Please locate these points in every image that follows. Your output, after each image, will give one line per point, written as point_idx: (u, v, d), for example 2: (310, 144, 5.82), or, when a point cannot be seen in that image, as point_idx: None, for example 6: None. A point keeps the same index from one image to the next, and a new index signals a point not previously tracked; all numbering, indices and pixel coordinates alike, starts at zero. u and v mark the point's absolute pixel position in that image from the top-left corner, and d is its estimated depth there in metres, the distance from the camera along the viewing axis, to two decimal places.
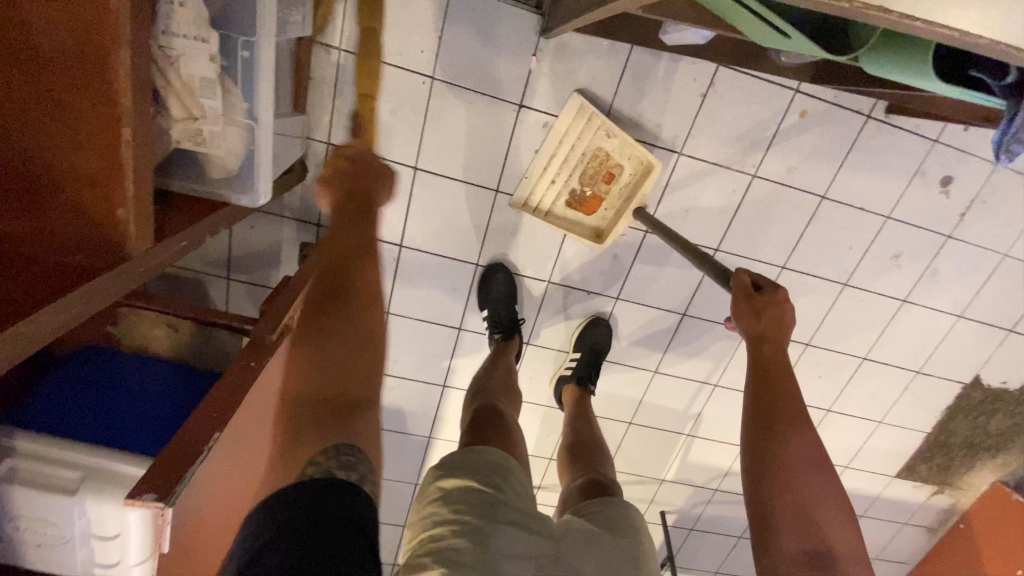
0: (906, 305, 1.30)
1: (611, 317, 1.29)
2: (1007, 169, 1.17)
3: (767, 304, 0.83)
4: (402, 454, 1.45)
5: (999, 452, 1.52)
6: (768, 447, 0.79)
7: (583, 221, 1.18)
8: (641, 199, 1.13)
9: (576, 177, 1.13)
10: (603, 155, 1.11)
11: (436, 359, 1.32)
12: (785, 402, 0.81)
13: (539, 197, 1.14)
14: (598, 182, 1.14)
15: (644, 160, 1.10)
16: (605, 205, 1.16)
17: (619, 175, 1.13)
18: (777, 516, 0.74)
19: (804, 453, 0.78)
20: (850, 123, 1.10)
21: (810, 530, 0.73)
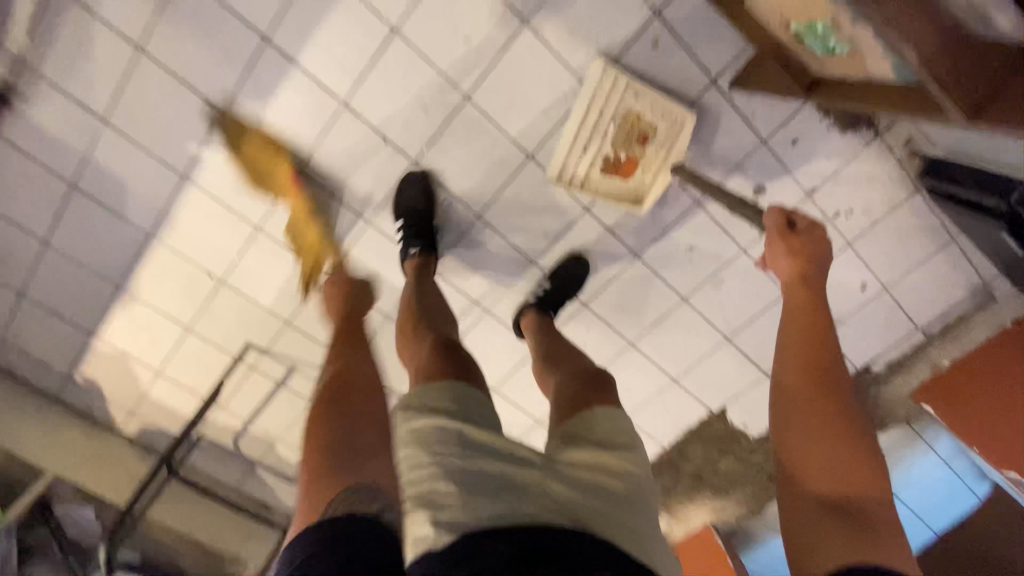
0: (684, 304, 1.31)
1: (416, 166, 1.13)
2: (814, 206, 1.19)
3: (801, 244, 0.84)
4: (113, 243, 1.20)
5: (722, 496, 1.61)
6: (812, 390, 0.75)
7: (620, 187, 1.15)
8: (678, 152, 1.10)
9: (609, 142, 1.10)
10: (635, 116, 1.07)
11: (183, 139, 1.10)
12: (814, 341, 0.77)
13: (572, 167, 1.12)
14: (633, 145, 1.10)
15: (676, 116, 1.07)
16: (642, 167, 1.12)
17: (653, 135, 1.09)
18: (807, 461, 0.71)
19: (836, 395, 0.74)
20: (694, 80, 1.06)
21: (841, 478, 0.69)
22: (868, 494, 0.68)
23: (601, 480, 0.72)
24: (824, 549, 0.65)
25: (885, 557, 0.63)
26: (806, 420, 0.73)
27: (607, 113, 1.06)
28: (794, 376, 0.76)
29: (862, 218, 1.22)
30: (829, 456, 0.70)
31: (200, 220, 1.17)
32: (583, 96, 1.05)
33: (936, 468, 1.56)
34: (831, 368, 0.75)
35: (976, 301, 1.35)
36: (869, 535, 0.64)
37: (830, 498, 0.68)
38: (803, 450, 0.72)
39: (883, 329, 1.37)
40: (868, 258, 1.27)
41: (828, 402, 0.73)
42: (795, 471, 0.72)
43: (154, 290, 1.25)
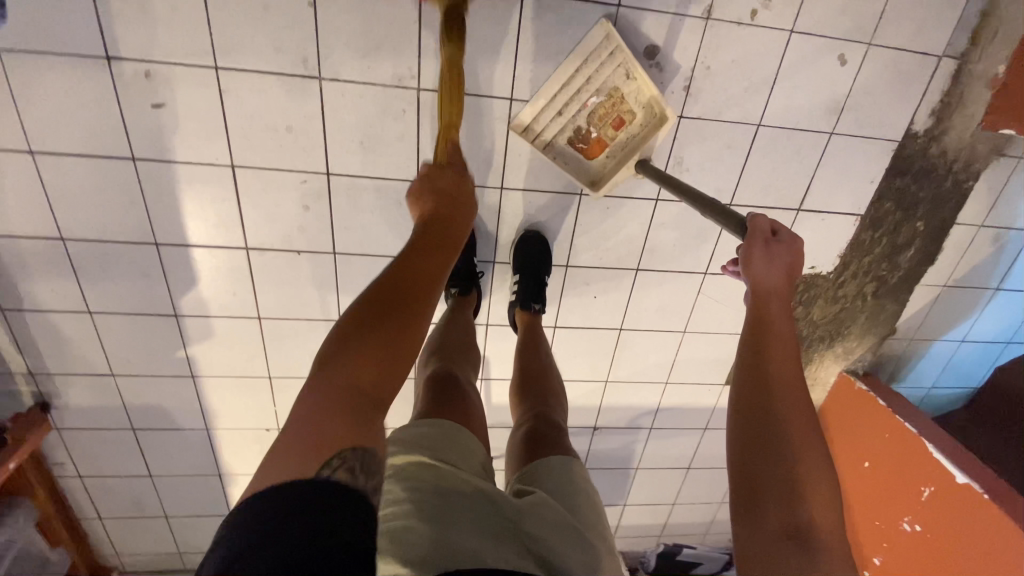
0: (661, 204, 1.19)
1: (338, 257, 1.14)
2: (722, 23, 1.00)
3: (780, 250, 0.70)
4: (191, 448, 1.40)
5: (838, 341, 1.46)
6: (771, 411, 0.61)
7: (585, 166, 1.11)
8: (647, 149, 1.07)
9: (585, 114, 1.07)
10: (617, 97, 1.05)
11: (170, 351, 1.23)
12: (771, 348, 0.65)
13: (541, 127, 1.06)
14: (606, 125, 1.07)
15: (660, 112, 1.04)
16: (609, 151, 1.09)
17: (628, 120, 1.07)
18: (766, 482, 0.58)
19: (794, 409, 0.61)
20: (505, 5, 0.94)
21: (816, 514, 0.56)
22: (822, 515, 0.56)
23: (563, 525, 0.71)
24: None
25: None
26: (772, 444, 0.59)
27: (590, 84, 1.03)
28: (750, 392, 0.63)
29: None
30: (800, 489, 0.57)
31: (228, 398, 1.31)
32: (578, 59, 0.99)
33: None
34: (780, 378, 0.63)
35: None
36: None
37: (794, 530, 0.55)
38: (759, 475, 0.59)
39: (899, 86, 1.11)
40: (826, 29, 1.03)
41: (783, 415, 0.61)
42: (752, 499, 0.58)
43: (243, 462, 1.44)
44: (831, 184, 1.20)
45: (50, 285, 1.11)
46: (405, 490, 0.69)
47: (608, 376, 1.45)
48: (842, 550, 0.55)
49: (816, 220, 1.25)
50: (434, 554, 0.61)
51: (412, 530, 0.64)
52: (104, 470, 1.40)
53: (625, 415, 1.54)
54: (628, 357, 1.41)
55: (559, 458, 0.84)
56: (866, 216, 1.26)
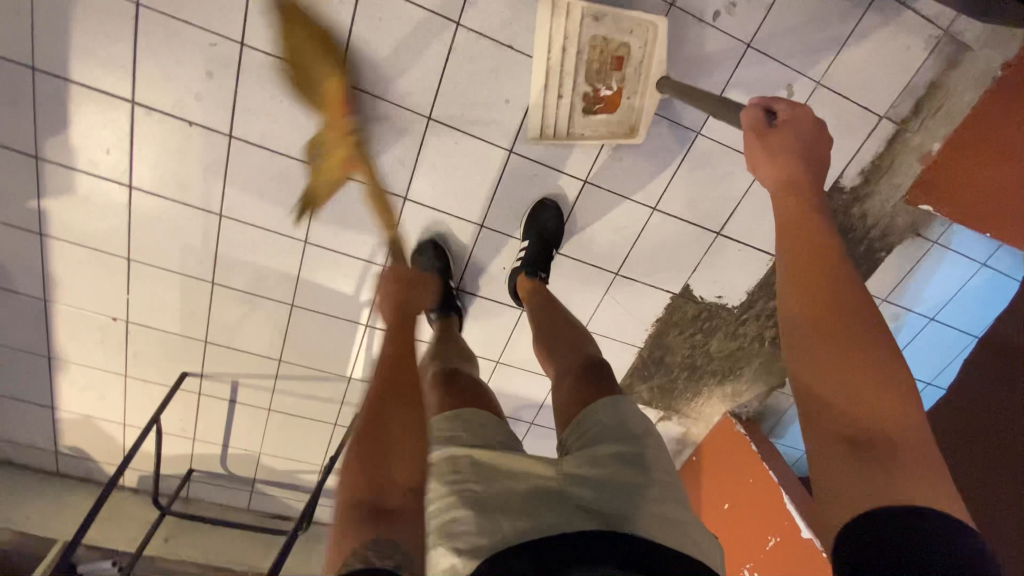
0: (588, 187, 1.15)
1: (234, 141, 1.04)
2: (684, 14, 0.98)
3: (786, 148, 0.71)
4: (21, 318, 1.23)
5: (730, 380, 1.46)
6: (814, 311, 0.60)
7: (613, 121, 1.07)
8: (660, 64, 1.00)
9: (583, 78, 1.02)
10: (600, 41, 0.99)
11: (17, 197, 1.08)
12: (803, 245, 0.65)
13: (553, 119, 1.05)
14: (608, 72, 1.02)
15: (644, 27, 0.97)
16: (628, 93, 1.04)
17: (627, 57, 1.00)
18: (814, 388, 0.57)
19: (840, 301, 0.60)
20: None
21: (875, 412, 0.53)
22: (887, 409, 0.53)
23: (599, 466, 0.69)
24: (839, 497, 0.53)
25: (908, 484, 0.50)
26: (817, 351, 0.58)
27: (574, 46, 0.98)
28: (794, 296, 0.63)
29: (751, 6, 0.98)
30: (848, 387, 0.55)
31: (76, 270, 1.17)
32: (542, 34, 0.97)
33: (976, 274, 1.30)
34: (822, 280, 0.62)
35: (944, 60, 1.07)
36: (901, 470, 0.50)
37: (850, 428, 0.54)
38: (813, 381, 0.58)
39: (837, 135, 1.12)
40: (781, 54, 1.03)
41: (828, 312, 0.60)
42: (811, 408, 0.58)
43: (78, 350, 1.28)
44: (754, 216, 1.21)
45: None
46: (447, 489, 0.69)
47: (499, 357, 1.39)
48: (915, 437, 0.52)
49: (732, 247, 1.25)
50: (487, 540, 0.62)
51: (465, 518, 0.65)
52: None
53: (508, 404, 1.48)
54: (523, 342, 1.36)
55: (604, 399, 0.80)
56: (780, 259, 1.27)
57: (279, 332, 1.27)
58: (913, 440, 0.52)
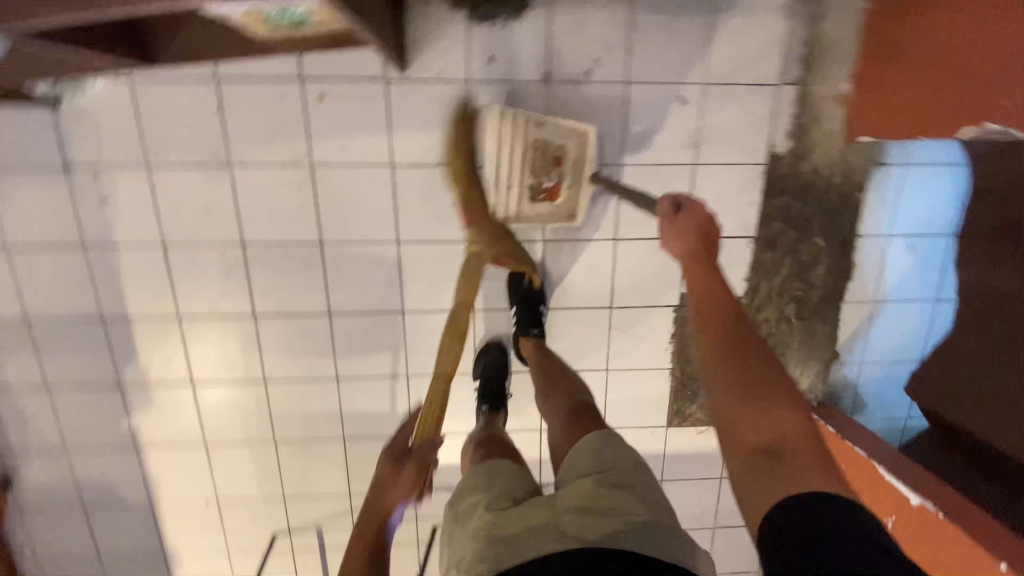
0: (551, 244, 1.27)
1: (257, 318, 1.26)
2: (564, 84, 1.16)
3: (688, 219, 0.82)
4: (137, 525, 1.43)
5: None
6: (726, 351, 0.72)
7: (552, 209, 1.22)
8: (591, 162, 1.18)
9: (528, 173, 1.19)
10: (543, 143, 1.17)
11: (116, 422, 1.33)
12: (710, 303, 0.76)
13: (501, 201, 1.21)
14: (550, 169, 1.19)
15: (579, 132, 1.16)
16: (565, 186, 1.20)
17: (565, 156, 1.18)
18: (732, 417, 0.69)
19: (746, 343, 0.72)
20: (373, 92, 1.14)
21: (773, 430, 0.66)
22: (784, 422, 0.66)
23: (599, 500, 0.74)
24: (759, 504, 0.64)
25: (809, 483, 0.62)
26: (731, 386, 0.70)
27: (524, 146, 1.16)
28: (710, 344, 0.74)
29: (616, 56, 1.16)
30: (752, 403, 0.68)
31: (170, 467, 1.37)
32: (495, 136, 1.15)
33: (946, 177, 1.26)
34: (731, 330, 0.73)
35: (809, 20, 1.17)
36: (800, 480, 0.63)
37: (760, 446, 0.66)
38: (733, 413, 0.68)
39: (747, 115, 1.21)
40: (659, 78, 1.18)
41: (740, 354, 0.71)
42: (730, 441, 0.69)
43: (187, 540, 1.44)
44: (712, 211, 1.28)
45: (17, 362, 1.26)
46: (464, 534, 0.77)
47: (542, 425, 1.42)
48: (811, 446, 0.65)
49: None
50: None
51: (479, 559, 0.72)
52: (58, 551, 1.44)
53: None
54: None
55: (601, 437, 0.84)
56: (760, 237, 1.30)
57: (341, 468, 1.40)
58: (806, 449, 0.65)
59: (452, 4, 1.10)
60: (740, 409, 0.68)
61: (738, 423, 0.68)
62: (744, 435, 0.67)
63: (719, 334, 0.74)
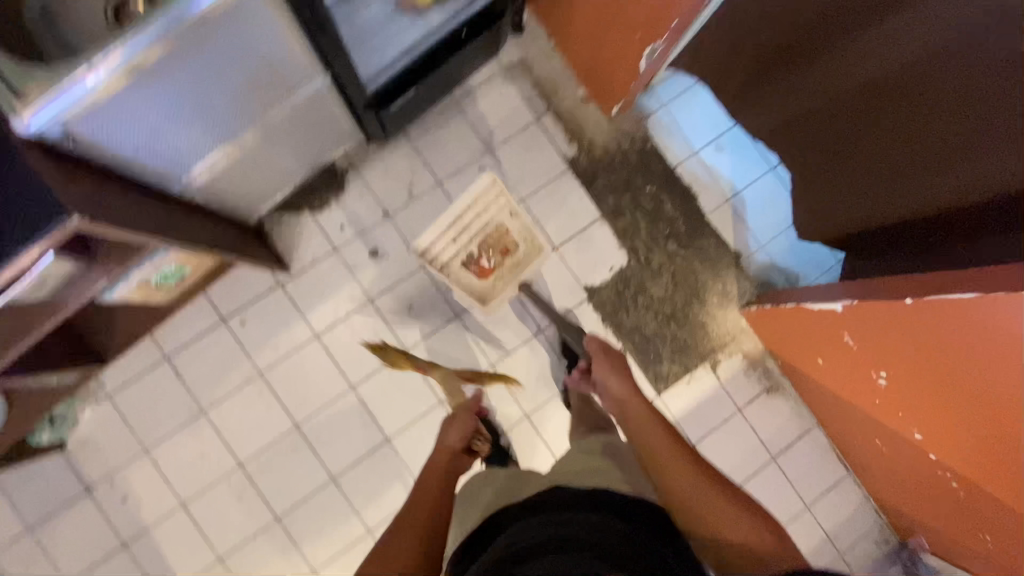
0: (464, 315, 1.49)
1: (280, 518, 1.41)
2: (398, 209, 1.50)
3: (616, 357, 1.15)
4: None
5: (703, 293, 1.59)
6: (679, 467, 0.91)
7: (477, 283, 1.44)
8: (529, 271, 1.47)
9: (477, 241, 1.42)
10: (503, 231, 1.44)
11: None
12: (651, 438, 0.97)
13: (440, 253, 1.41)
14: (496, 253, 1.44)
15: (536, 242, 1.46)
16: (499, 273, 1.46)
17: (512, 251, 1.45)
18: (696, 508, 0.86)
19: (696, 460, 0.92)
20: (274, 296, 1.44)
21: (738, 538, 0.84)
22: (764, 533, 0.84)
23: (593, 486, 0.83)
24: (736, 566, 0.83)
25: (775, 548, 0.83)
26: (685, 483, 0.89)
27: (481, 226, 1.42)
28: (663, 456, 0.93)
29: (421, 170, 1.52)
30: (715, 513, 0.85)
31: None
32: (467, 207, 1.40)
33: (697, 93, 1.60)
34: (679, 457, 0.93)
35: (527, 72, 1.58)
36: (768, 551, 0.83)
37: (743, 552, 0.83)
38: (693, 504, 0.86)
39: (533, 148, 1.57)
40: (458, 165, 1.54)
41: (688, 465, 0.91)
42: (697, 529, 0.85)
43: None
44: (560, 220, 1.57)
45: None
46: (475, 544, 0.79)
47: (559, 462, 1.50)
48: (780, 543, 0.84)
49: (574, 243, 1.56)
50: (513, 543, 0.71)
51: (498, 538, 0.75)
52: None
53: None
54: (556, 434, 1.49)
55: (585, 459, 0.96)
56: (606, 213, 1.58)
57: None
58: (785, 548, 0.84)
59: (294, 211, 1.48)
60: (700, 498, 0.86)
61: (701, 513, 0.85)
62: (711, 522, 0.84)
63: (676, 465, 0.92)
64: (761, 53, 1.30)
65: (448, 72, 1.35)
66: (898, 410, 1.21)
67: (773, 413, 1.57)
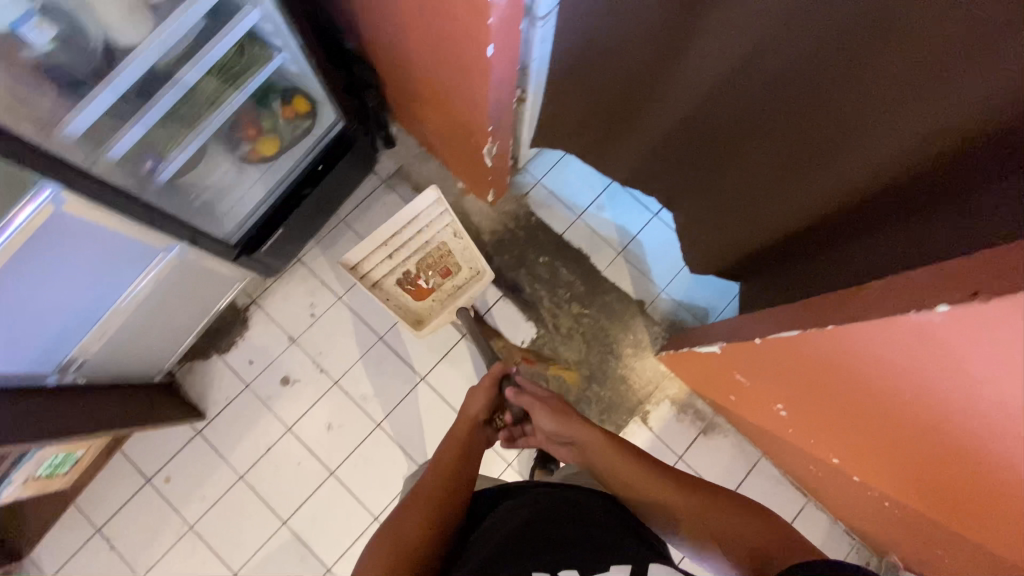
0: (384, 423, 1.50)
1: None
2: (303, 332, 1.55)
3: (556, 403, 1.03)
4: None
5: (617, 348, 1.60)
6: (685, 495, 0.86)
7: (414, 305, 1.54)
8: (466, 302, 1.54)
9: (410, 263, 1.51)
10: (442, 253, 1.52)
11: None
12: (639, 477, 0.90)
13: (368, 267, 1.47)
14: (437, 273, 1.54)
15: (478, 270, 1.55)
16: (433, 295, 1.56)
17: (455, 271, 1.55)
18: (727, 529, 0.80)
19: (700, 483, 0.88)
20: (195, 445, 1.47)
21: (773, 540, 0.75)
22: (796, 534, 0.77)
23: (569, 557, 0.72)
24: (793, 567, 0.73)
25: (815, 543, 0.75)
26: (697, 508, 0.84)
27: (422, 245, 1.49)
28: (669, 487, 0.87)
29: (319, 290, 1.58)
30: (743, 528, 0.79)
31: None
32: (403, 229, 1.44)
33: (569, 161, 1.70)
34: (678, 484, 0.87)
35: (405, 176, 1.67)
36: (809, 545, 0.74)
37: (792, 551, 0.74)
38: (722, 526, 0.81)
39: None
40: (355, 277, 1.60)
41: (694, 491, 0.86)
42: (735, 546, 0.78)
43: None
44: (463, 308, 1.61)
45: None
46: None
47: None
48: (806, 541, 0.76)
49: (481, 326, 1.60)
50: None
51: None
52: None
53: None
54: None
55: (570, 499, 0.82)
56: (506, 290, 1.63)
57: None
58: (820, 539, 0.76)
59: (205, 356, 1.53)
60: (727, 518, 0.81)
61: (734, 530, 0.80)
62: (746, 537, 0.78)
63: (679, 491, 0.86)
64: (615, 92, 1.16)
65: (317, 201, 1.44)
66: (811, 436, 1.18)
67: (714, 453, 1.54)
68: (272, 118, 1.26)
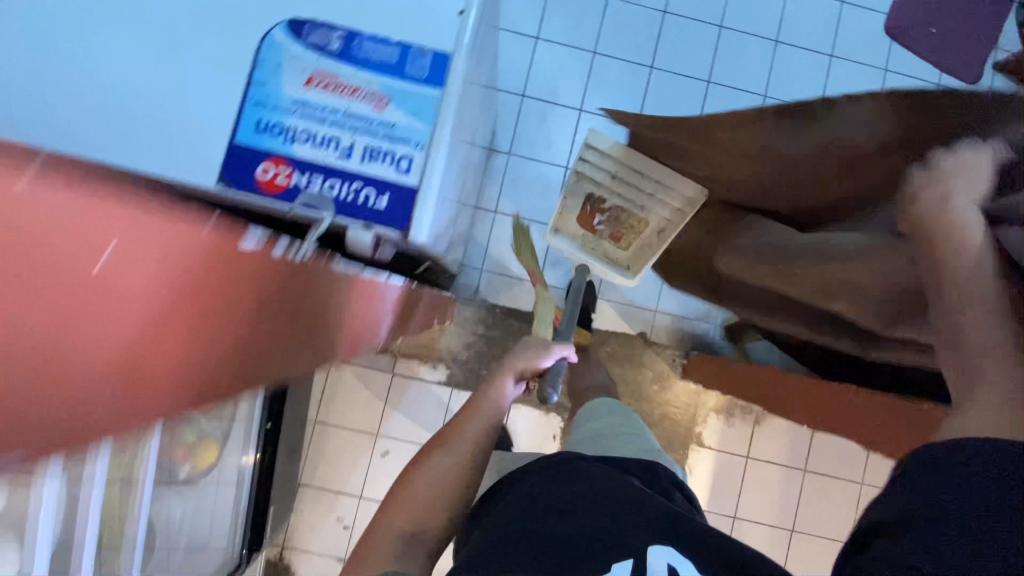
0: None
1: None
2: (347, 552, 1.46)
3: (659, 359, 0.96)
4: None
5: (642, 391, 1.53)
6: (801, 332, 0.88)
7: (575, 221, 1.38)
8: (579, 257, 1.41)
9: (625, 211, 1.33)
10: (641, 223, 1.32)
11: None
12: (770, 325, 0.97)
13: (631, 160, 1.23)
14: (619, 232, 1.36)
15: (626, 264, 1.39)
16: (589, 226, 1.38)
17: (607, 240, 1.39)
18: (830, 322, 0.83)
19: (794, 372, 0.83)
20: None
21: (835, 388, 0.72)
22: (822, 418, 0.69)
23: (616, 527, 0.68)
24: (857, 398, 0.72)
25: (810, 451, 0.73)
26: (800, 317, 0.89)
27: (643, 209, 1.29)
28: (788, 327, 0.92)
29: (338, 503, 1.47)
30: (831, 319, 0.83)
31: None
32: (658, 176, 1.19)
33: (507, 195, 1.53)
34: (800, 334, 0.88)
35: None
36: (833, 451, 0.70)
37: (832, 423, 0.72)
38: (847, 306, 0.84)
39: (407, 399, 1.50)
40: (363, 469, 1.48)
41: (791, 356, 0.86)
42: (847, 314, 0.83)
43: None
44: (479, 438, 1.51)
45: None
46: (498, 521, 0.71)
47: None
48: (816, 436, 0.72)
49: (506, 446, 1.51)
50: (501, 533, 0.68)
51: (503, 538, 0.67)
52: None
53: None
54: None
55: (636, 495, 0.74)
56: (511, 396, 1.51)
57: None
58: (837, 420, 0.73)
59: None
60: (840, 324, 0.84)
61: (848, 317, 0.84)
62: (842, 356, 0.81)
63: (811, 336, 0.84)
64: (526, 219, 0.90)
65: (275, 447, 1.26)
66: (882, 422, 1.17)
67: (775, 439, 1.53)
68: (195, 434, 1.02)
